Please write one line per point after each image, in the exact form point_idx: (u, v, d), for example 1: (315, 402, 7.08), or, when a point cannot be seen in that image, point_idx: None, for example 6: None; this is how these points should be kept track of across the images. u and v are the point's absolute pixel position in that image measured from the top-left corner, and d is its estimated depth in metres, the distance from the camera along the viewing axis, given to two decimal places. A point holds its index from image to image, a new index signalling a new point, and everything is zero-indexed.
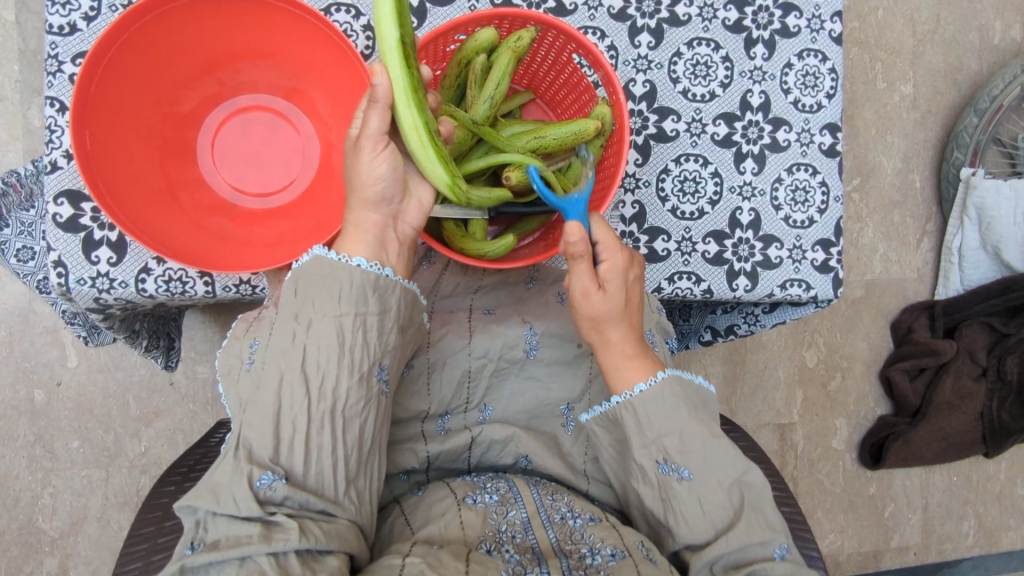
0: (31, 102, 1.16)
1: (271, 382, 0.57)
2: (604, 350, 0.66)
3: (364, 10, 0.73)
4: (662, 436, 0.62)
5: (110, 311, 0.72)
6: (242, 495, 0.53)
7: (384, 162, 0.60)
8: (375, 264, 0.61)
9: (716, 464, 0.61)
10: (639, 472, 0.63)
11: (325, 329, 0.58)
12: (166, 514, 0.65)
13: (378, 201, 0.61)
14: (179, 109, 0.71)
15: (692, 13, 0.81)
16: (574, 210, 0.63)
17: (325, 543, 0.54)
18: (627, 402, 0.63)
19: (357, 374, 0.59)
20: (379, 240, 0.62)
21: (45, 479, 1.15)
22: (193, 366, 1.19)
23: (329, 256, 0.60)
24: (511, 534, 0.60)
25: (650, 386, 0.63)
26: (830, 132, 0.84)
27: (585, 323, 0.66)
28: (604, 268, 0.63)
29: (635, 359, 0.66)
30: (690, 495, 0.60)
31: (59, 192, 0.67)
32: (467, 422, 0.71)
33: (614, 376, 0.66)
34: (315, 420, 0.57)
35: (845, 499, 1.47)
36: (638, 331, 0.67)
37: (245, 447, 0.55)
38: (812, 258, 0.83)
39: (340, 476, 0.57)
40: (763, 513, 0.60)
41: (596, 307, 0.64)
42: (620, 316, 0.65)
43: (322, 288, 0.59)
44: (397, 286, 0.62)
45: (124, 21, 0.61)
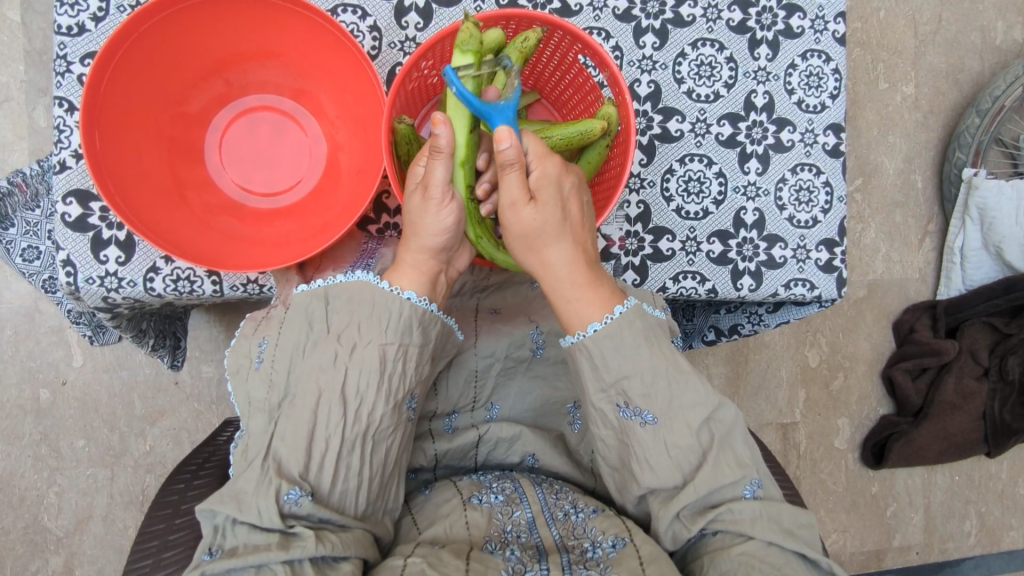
0: (36, 102, 1.16)
1: (307, 399, 0.58)
2: (549, 275, 0.62)
3: (371, 11, 0.73)
4: (620, 381, 0.60)
5: (118, 311, 0.72)
6: (266, 507, 0.53)
7: (450, 212, 0.61)
8: (425, 299, 0.62)
9: (683, 404, 0.60)
10: (600, 415, 0.62)
11: (368, 357, 0.59)
12: (176, 510, 0.65)
13: (440, 248, 0.63)
14: (187, 109, 0.72)
15: (696, 13, 0.82)
16: (502, 116, 0.58)
17: (342, 551, 0.54)
18: (581, 343, 0.61)
19: (392, 401, 0.60)
20: (432, 280, 0.64)
21: (51, 478, 1.16)
22: (198, 366, 1.20)
23: (379, 286, 0.61)
24: (516, 533, 0.61)
25: (605, 325, 0.60)
26: (834, 132, 0.84)
27: (519, 244, 0.62)
28: (537, 179, 0.60)
29: (584, 287, 0.62)
30: (655, 440, 0.60)
31: (69, 192, 0.67)
32: (474, 421, 0.72)
33: (561, 306, 0.63)
34: (348, 440, 0.58)
35: (848, 499, 1.48)
36: (586, 253, 0.63)
37: (274, 460, 0.56)
38: (816, 258, 0.83)
39: (362, 497, 0.58)
40: (733, 449, 0.60)
41: (531, 222, 0.60)
42: (559, 232, 0.61)
43: (370, 315, 0.61)
44: (439, 320, 0.63)
45: (134, 22, 0.61)
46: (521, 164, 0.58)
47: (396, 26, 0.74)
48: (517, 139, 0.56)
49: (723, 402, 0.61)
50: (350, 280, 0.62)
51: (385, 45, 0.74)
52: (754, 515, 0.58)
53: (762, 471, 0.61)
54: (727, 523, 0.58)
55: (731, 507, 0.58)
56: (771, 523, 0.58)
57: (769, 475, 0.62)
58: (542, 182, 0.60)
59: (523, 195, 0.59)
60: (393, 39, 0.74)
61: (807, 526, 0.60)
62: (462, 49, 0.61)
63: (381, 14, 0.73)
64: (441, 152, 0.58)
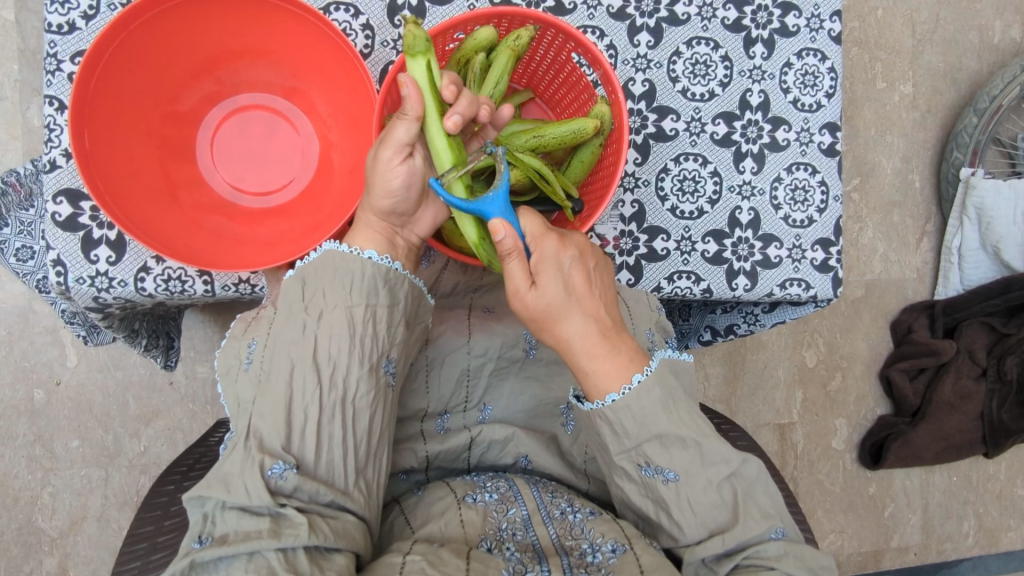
0: (30, 102, 1.16)
1: (280, 373, 0.58)
2: (566, 350, 0.61)
3: (364, 9, 0.73)
4: (642, 444, 0.59)
5: (110, 311, 0.72)
6: (253, 484, 0.54)
7: (400, 175, 0.60)
8: (386, 258, 0.63)
9: (707, 463, 0.59)
10: (622, 471, 0.61)
11: (338, 322, 0.60)
12: (165, 513, 0.66)
13: (389, 210, 0.63)
14: (177, 107, 0.71)
15: (691, 12, 0.81)
16: (494, 208, 0.59)
17: (333, 541, 0.54)
18: (598, 411, 0.60)
19: (367, 365, 0.60)
20: (388, 239, 0.64)
21: (45, 478, 1.15)
22: (193, 366, 1.19)
23: (342, 251, 0.62)
24: (512, 531, 0.61)
25: (622, 396, 0.59)
26: (830, 131, 0.84)
27: (533, 324, 0.61)
28: (535, 263, 0.59)
29: (601, 357, 0.60)
30: (679, 497, 0.59)
31: (59, 191, 0.67)
32: (467, 422, 0.71)
33: (579, 377, 0.61)
34: (327, 408, 0.58)
35: (845, 499, 1.47)
36: (602, 322, 0.61)
37: (255, 437, 0.56)
38: (811, 258, 0.83)
39: (350, 467, 0.58)
40: (756, 501, 0.60)
41: (538, 305, 0.59)
42: (567, 309, 0.59)
43: (334, 281, 0.61)
44: (406, 280, 0.64)
45: (123, 20, 0.60)
46: (520, 252, 0.58)
47: (389, 24, 0.73)
48: (512, 229, 0.58)
49: (747, 458, 0.60)
50: (315, 256, 0.62)
51: (378, 44, 0.73)
52: (779, 553, 0.58)
53: (787, 519, 0.61)
54: (754, 560, 0.58)
55: (758, 548, 0.58)
56: (796, 561, 0.59)
57: (778, 504, 0.61)
58: (541, 265, 0.59)
59: (524, 281, 0.58)
60: (386, 37, 0.73)
61: (826, 567, 0.60)
62: (412, 52, 0.59)
63: (374, 13, 0.73)
64: (407, 116, 0.58)
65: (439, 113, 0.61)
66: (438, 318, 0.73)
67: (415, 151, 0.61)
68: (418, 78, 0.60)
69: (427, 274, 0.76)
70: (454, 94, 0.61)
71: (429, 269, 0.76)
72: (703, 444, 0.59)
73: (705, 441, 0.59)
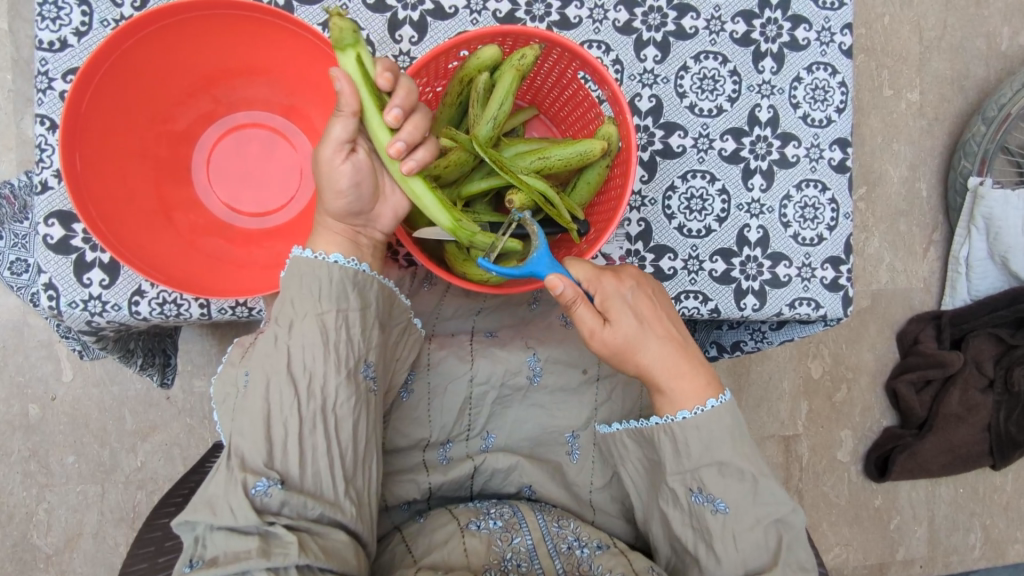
0: (24, 113, 1.14)
1: (256, 388, 0.56)
2: (646, 376, 0.64)
3: (363, 25, 0.71)
4: (700, 468, 0.61)
5: (104, 334, 0.70)
6: (239, 504, 0.52)
7: (344, 174, 0.59)
8: (353, 260, 0.61)
9: (757, 500, 0.60)
10: (670, 495, 0.62)
11: (309, 330, 0.58)
12: (159, 548, 0.63)
13: (345, 211, 0.61)
14: (173, 127, 0.69)
15: (699, 25, 0.79)
16: (542, 266, 0.60)
17: (325, 560, 0.53)
18: (669, 426, 0.61)
19: (344, 371, 0.58)
20: (350, 240, 0.63)
21: (40, 494, 1.14)
22: (190, 380, 1.18)
23: (305, 256, 0.60)
24: (517, 562, 0.61)
25: (695, 415, 0.61)
26: (840, 147, 0.82)
27: (611, 358, 0.64)
28: (604, 301, 0.61)
29: (680, 376, 0.63)
30: (724, 530, 0.60)
31: (51, 213, 0.65)
32: (470, 451, 0.70)
33: (659, 400, 0.64)
34: (307, 420, 0.56)
35: (851, 512, 1.46)
36: (675, 342, 0.64)
37: (237, 456, 0.54)
38: (821, 277, 0.81)
39: (337, 476, 0.56)
40: (796, 552, 0.60)
41: (613, 340, 0.62)
42: (642, 338, 0.62)
43: (301, 288, 0.59)
44: (375, 281, 0.62)
45: (116, 39, 0.59)
46: (585, 296, 0.61)
47: (389, 39, 0.72)
48: (569, 279, 0.59)
49: (798, 509, 0.60)
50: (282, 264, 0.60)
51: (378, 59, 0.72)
52: None
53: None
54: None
55: None
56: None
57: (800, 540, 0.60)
58: (607, 301, 0.62)
59: (598, 321, 0.61)
60: (387, 53, 0.72)
61: None
62: (341, 46, 0.56)
63: (374, 28, 0.71)
64: (342, 112, 0.57)
65: (379, 108, 0.58)
66: (440, 344, 0.71)
67: (357, 146, 0.60)
68: (350, 73, 0.57)
69: (428, 298, 0.74)
70: (390, 82, 0.57)
71: (430, 292, 0.74)
72: (759, 480, 0.60)
73: (762, 479, 0.60)
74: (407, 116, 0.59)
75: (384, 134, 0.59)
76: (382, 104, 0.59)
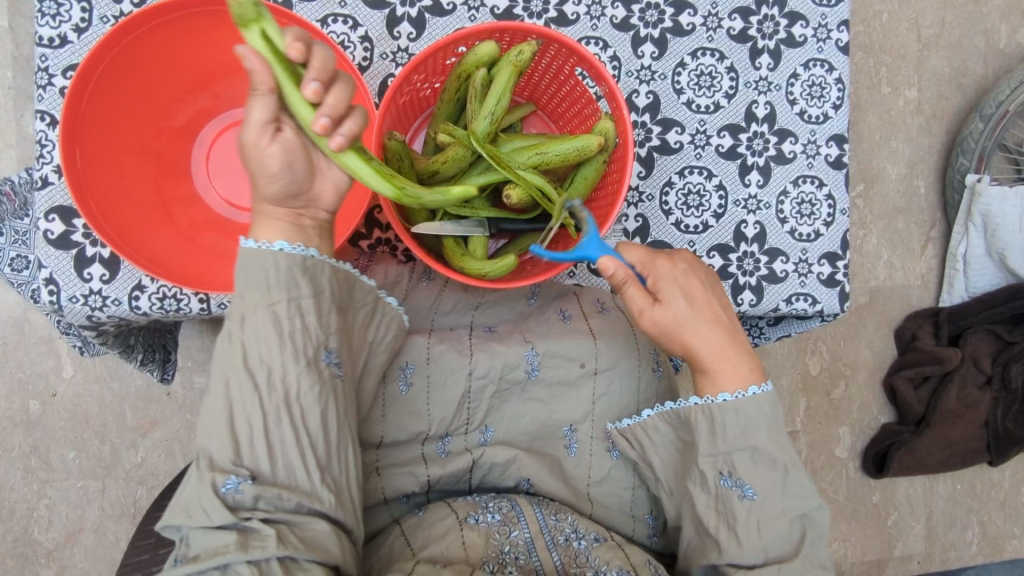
0: (24, 110, 1.14)
1: (216, 387, 0.56)
2: (693, 357, 0.66)
3: (362, 21, 0.71)
4: (734, 452, 0.62)
5: (103, 329, 0.71)
6: (210, 504, 0.52)
7: (273, 156, 0.56)
8: (299, 246, 0.58)
9: (789, 493, 0.62)
10: (699, 476, 0.64)
11: (262, 321, 0.56)
12: (160, 540, 0.64)
13: (282, 194, 0.58)
14: (173, 123, 0.69)
15: (696, 22, 0.80)
16: (591, 251, 0.62)
17: (305, 551, 0.54)
18: (705, 407, 0.63)
19: (304, 360, 0.57)
20: (294, 223, 0.60)
21: (41, 490, 1.14)
22: (190, 376, 1.18)
23: (247, 245, 0.57)
24: (515, 555, 0.61)
25: (734, 398, 0.63)
26: (837, 143, 0.82)
27: (661, 338, 0.67)
28: (656, 281, 0.65)
29: (726, 360, 0.65)
30: (748, 516, 0.62)
31: (51, 209, 0.66)
32: (468, 444, 0.70)
33: (701, 381, 0.67)
34: (272, 413, 0.55)
35: (849, 508, 1.46)
36: (726, 329, 0.67)
37: (205, 455, 0.54)
38: (818, 272, 0.82)
39: (308, 467, 0.56)
40: (818, 550, 0.61)
41: (662, 320, 0.65)
42: (690, 319, 0.65)
43: (248, 277, 0.57)
44: (326, 263, 0.60)
45: (116, 36, 0.59)
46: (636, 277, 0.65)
47: (388, 36, 0.72)
48: (620, 261, 0.63)
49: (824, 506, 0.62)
50: None
51: (377, 56, 0.72)
52: None
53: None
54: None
55: None
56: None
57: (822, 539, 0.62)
58: (659, 280, 0.65)
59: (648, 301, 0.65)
60: (385, 49, 0.72)
61: None
62: (241, 23, 0.52)
63: (373, 25, 0.72)
64: (259, 91, 0.54)
65: (295, 82, 0.54)
66: (438, 338, 0.71)
67: (283, 124, 0.57)
68: (259, 50, 0.52)
69: (427, 292, 0.74)
70: (301, 52, 0.53)
71: (429, 286, 0.74)
72: (791, 472, 0.62)
73: (793, 471, 0.62)
74: (328, 88, 0.55)
75: (307, 110, 0.55)
76: (300, 78, 0.54)
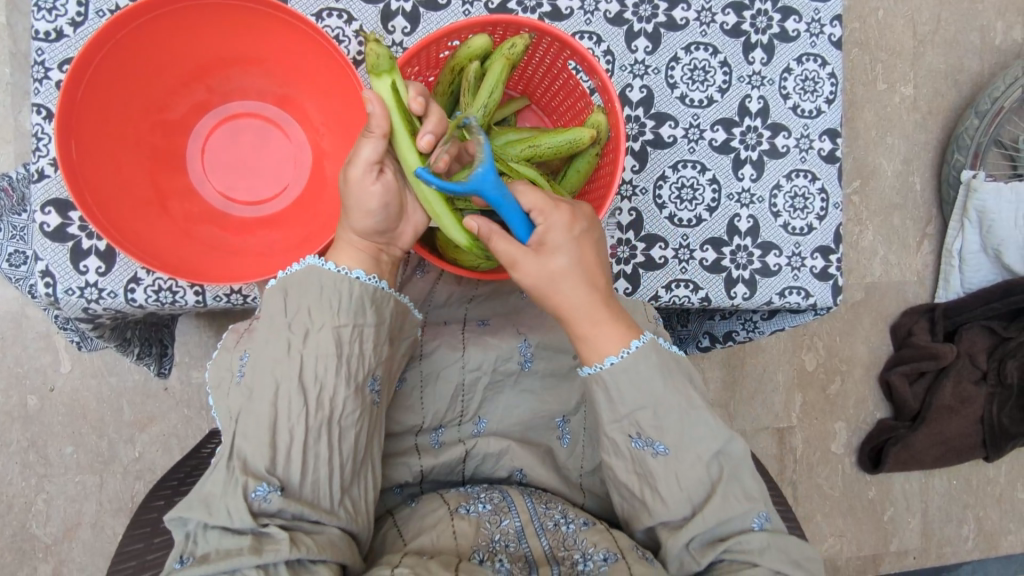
0: (22, 106, 1.14)
1: (264, 392, 0.57)
2: (571, 317, 0.62)
3: (357, 16, 0.72)
4: (635, 411, 0.61)
5: (99, 321, 0.71)
6: (236, 507, 0.53)
7: (374, 195, 0.60)
8: (374, 278, 0.62)
9: (694, 438, 0.61)
10: (611, 446, 0.63)
11: (323, 342, 0.59)
12: (155, 529, 0.64)
13: (371, 230, 0.62)
14: (168, 116, 0.70)
15: (690, 16, 0.80)
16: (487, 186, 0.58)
17: (317, 552, 0.53)
18: (597, 375, 0.61)
19: (353, 385, 0.59)
20: (372, 257, 0.64)
21: (39, 485, 1.15)
22: (188, 371, 1.18)
23: (327, 269, 0.61)
24: (504, 543, 0.61)
25: (621, 358, 0.61)
26: (830, 138, 0.83)
27: (535, 294, 0.62)
28: (541, 232, 0.60)
29: (602, 322, 0.62)
30: (667, 470, 0.61)
31: (47, 201, 0.66)
32: (461, 435, 0.71)
33: (580, 344, 0.63)
34: (313, 428, 0.57)
35: (845, 503, 1.47)
36: (604, 291, 0.63)
37: (240, 458, 0.56)
38: (811, 266, 0.82)
39: (337, 484, 0.58)
40: (740, 482, 0.61)
41: (539, 274, 0.60)
42: (565, 276, 0.61)
43: (319, 300, 0.60)
44: (392, 298, 0.64)
45: (111, 27, 0.60)
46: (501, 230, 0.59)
47: (382, 30, 0.72)
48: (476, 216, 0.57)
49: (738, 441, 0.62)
50: (298, 268, 0.62)
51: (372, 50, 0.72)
52: (762, 546, 0.59)
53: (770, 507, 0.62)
54: (737, 554, 0.59)
55: (739, 538, 0.59)
56: (779, 554, 0.59)
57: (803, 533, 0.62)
58: (549, 232, 0.60)
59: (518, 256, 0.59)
60: None
61: (812, 559, 0.61)
62: (377, 72, 0.59)
63: (367, 19, 0.72)
64: (373, 134, 0.59)
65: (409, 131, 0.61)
66: (432, 334, 0.72)
67: (384, 167, 0.61)
68: (384, 98, 0.59)
69: (421, 285, 0.76)
70: (422, 106, 0.61)
71: (423, 279, 0.76)
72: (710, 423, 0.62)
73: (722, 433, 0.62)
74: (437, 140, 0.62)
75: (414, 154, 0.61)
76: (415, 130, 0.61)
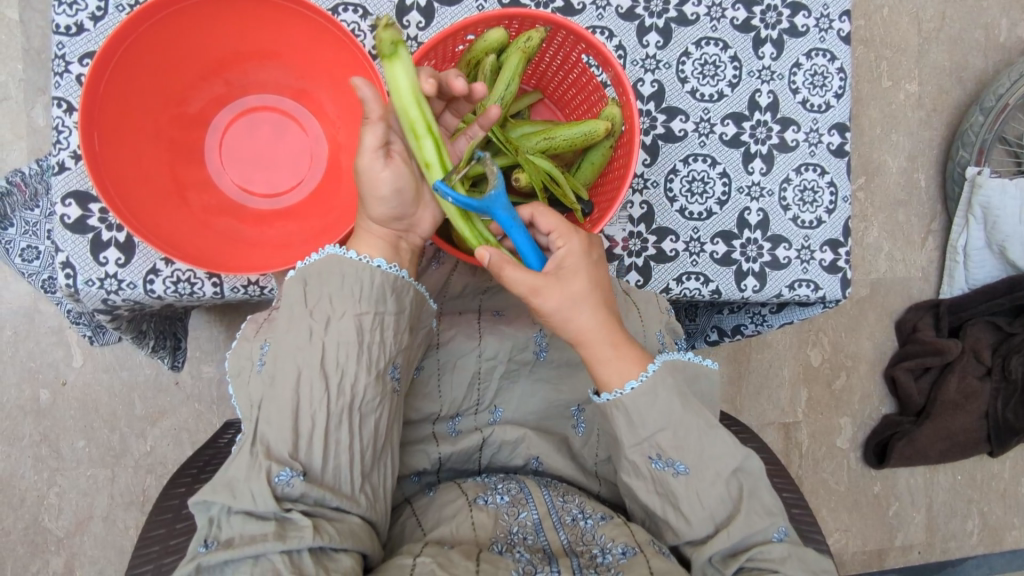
0: (35, 102, 1.15)
1: (286, 379, 0.58)
2: (589, 342, 0.63)
3: (372, 10, 0.73)
4: (656, 434, 0.62)
5: (118, 313, 0.72)
6: (260, 490, 0.54)
7: (384, 181, 0.61)
8: (395, 265, 0.62)
9: (711, 456, 0.62)
10: (632, 467, 0.63)
11: (345, 329, 0.60)
12: (177, 515, 0.66)
13: (388, 217, 0.63)
14: (186, 109, 0.71)
15: (700, 12, 0.81)
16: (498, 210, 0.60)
17: (339, 542, 0.54)
18: (619, 401, 0.62)
19: (375, 371, 0.60)
20: (391, 244, 0.64)
21: (51, 478, 1.15)
22: (198, 366, 1.19)
23: (347, 256, 0.61)
24: (523, 535, 0.62)
25: (642, 382, 0.62)
26: (839, 132, 0.84)
27: (553, 320, 0.63)
28: (560, 256, 0.62)
29: (620, 346, 0.64)
30: (688, 489, 0.62)
31: (68, 193, 0.67)
32: (478, 423, 0.72)
33: (598, 372, 0.64)
34: (334, 415, 0.58)
35: (850, 498, 1.47)
36: (617, 317, 0.65)
37: (262, 443, 0.57)
38: (820, 259, 0.83)
39: (356, 472, 0.58)
40: (760, 498, 0.62)
41: (561, 299, 0.61)
42: (586, 298, 0.63)
43: (340, 288, 0.60)
44: (413, 287, 0.64)
45: (136, 22, 0.61)
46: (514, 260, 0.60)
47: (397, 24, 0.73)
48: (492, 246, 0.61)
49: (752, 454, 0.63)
50: (318, 258, 0.62)
51: None
52: (784, 555, 0.60)
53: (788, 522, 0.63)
54: (759, 561, 0.60)
55: (762, 548, 0.60)
56: (800, 564, 0.60)
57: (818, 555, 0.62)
58: (568, 257, 0.62)
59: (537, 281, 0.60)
60: None
61: (827, 570, 0.63)
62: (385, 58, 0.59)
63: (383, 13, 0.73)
64: (370, 119, 0.59)
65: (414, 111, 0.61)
66: (449, 323, 0.73)
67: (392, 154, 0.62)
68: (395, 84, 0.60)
69: (436, 276, 0.76)
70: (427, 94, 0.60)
71: (438, 271, 0.76)
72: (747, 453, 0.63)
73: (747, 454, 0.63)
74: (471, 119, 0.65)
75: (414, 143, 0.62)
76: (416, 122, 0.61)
